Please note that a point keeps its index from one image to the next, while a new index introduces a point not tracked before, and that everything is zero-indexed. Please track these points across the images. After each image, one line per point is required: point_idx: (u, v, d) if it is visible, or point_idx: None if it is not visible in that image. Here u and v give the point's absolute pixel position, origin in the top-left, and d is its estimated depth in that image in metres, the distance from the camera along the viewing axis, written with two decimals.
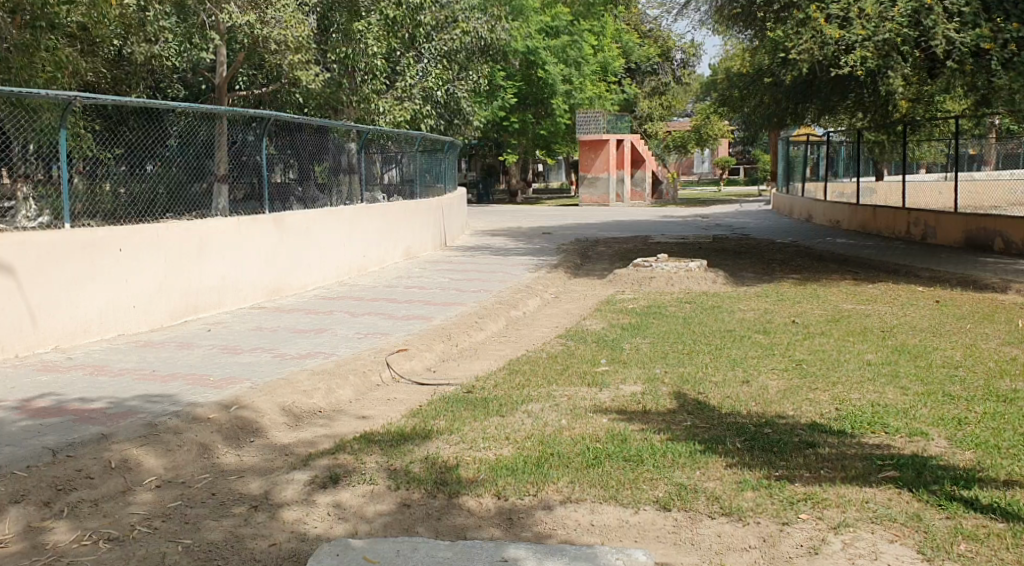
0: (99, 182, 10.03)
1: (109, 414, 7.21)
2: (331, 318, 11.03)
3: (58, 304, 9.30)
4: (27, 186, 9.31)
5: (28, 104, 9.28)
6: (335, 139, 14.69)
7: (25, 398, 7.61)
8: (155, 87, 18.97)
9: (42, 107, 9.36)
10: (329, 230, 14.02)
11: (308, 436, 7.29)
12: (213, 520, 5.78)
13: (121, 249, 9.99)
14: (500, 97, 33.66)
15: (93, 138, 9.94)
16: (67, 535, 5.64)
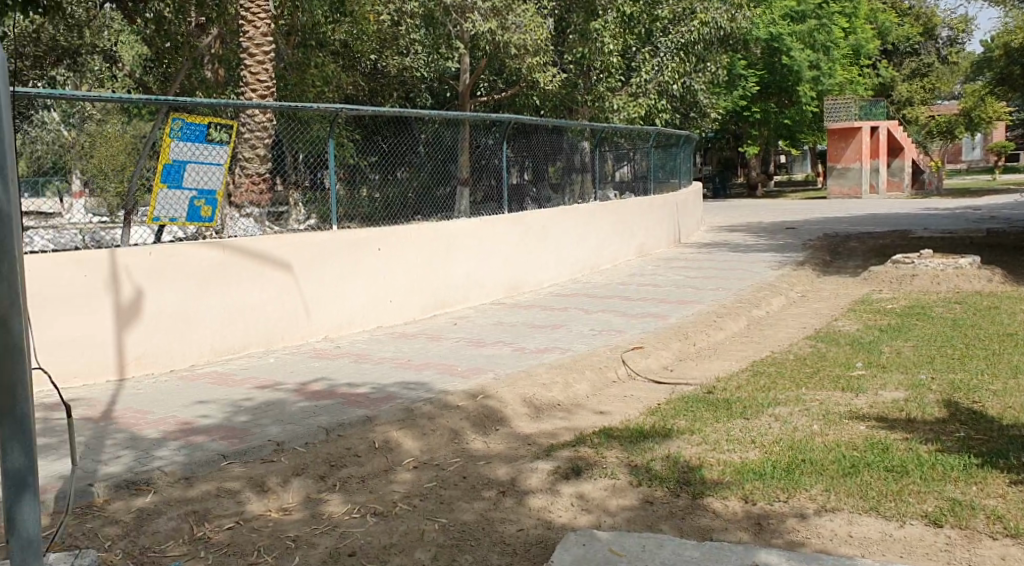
0: (357, 188, 10.73)
1: (372, 398, 7.92)
2: (568, 314, 11.23)
3: (329, 298, 10.27)
4: (298, 193, 10.17)
5: (301, 116, 10.15)
6: (569, 139, 14.89)
7: (303, 382, 8.55)
8: (405, 98, 20.06)
9: (312, 119, 10.19)
10: (567, 227, 14.38)
11: (549, 428, 7.52)
12: (466, 502, 6.22)
13: (379, 249, 10.79)
14: (741, 87, 32.71)
15: (353, 147, 10.67)
16: (341, 507, 6.27)
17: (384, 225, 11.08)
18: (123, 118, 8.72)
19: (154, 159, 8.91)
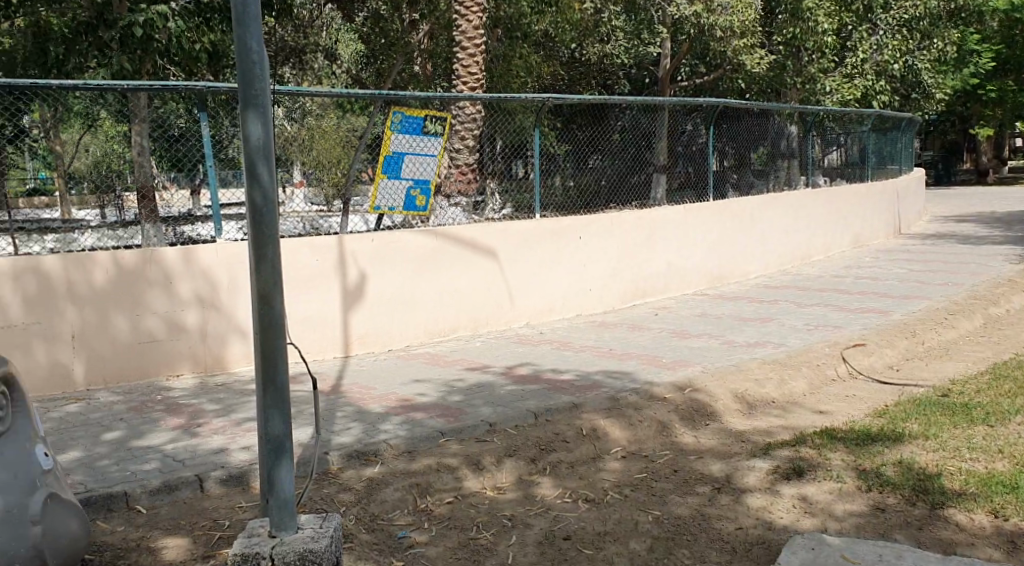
0: (552, 176, 10.70)
1: (578, 385, 7.92)
2: (778, 307, 10.84)
3: (531, 285, 10.38)
4: (496, 182, 10.22)
5: (506, 106, 10.23)
6: (777, 122, 14.33)
7: (509, 366, 8.70)
8: (605, 85, 19.98)
9: (517, 109, 10.28)
10: (776, 215, 13.89)
11: (764, 426, 7.28)
12: (679, 496, 6.12)
13: (581, 237, 10.78)
14: (973, 63, 31.30)
15: (553, 136, 10.65)
16: (552, 491, 6.37)
17: (574, 214, 10.98)
18: (338, 113, 9.08)
19: (371, 159, 9.28)
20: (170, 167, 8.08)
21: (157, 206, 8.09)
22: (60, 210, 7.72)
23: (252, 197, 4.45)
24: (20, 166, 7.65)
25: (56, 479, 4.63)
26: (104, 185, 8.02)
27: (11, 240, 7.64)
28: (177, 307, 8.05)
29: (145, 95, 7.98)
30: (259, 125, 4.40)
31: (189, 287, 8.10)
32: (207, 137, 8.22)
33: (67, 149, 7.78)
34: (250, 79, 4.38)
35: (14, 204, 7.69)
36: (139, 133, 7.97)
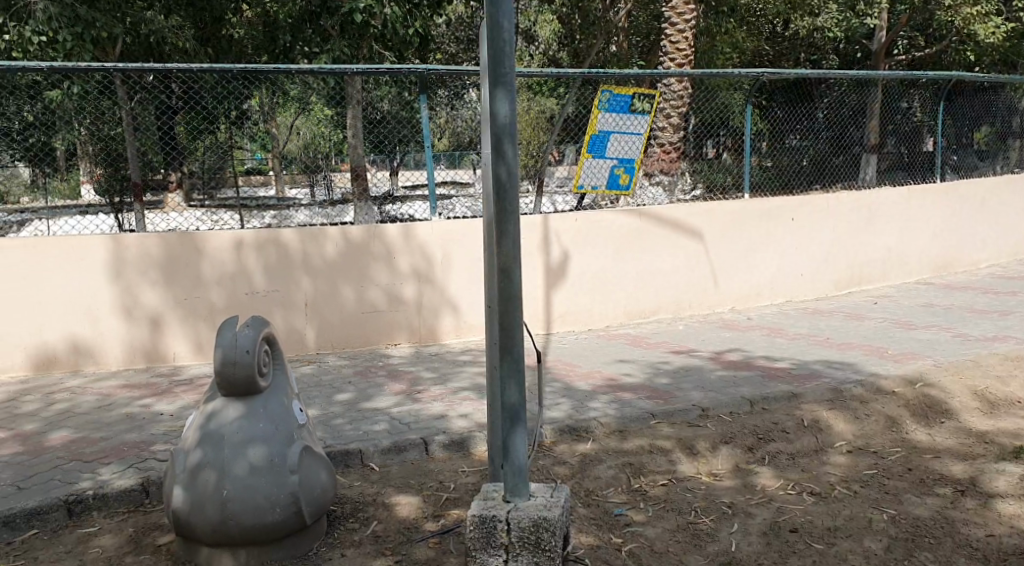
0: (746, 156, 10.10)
1: (795, 374, 7.54)
2: (1016, 299, 10.01)
3: (738, 267, 10.00)
4: (687, 162, 9.91)
5: (706, 84, 9.94)
6: (1007, 97, 13.10)
7: (718, 350, 8.40)
8: (813, 60, 19.12)
9: (718, 87, 9.94)
10: (1012, 199, 12.79)
11: (1009, 427, 6.72)
12: (917, 496, 5.71)
13: (793, 219, 10.29)
14: None
15: (759, 116, 10.16)
16: (774, 481, 6.07)
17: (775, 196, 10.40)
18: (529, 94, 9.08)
19: (577, 146, 9.24)
20: (373, 150, 8.22)
21: (368, 185, 8.25)
22: (276, 189, 8.09)
23: (498, 171, 4.46)
24: (240, 146, 8.06)
25: (310, 434, 4.85)
26: (314, 165, 8.12)
27: (237, 216, 8.00)
28: (398, 281, 8.23)
29: (360, 78, 8.11)
30: (507, 103, 4.42)
31: (408, 261, 8.26)
32: (425, 119, 8.29)
33: (281, 132, 8.01)
34: (500, 58, 4.42)
35: (238, 182, 8.11)
36: (352, 115, 8.11)
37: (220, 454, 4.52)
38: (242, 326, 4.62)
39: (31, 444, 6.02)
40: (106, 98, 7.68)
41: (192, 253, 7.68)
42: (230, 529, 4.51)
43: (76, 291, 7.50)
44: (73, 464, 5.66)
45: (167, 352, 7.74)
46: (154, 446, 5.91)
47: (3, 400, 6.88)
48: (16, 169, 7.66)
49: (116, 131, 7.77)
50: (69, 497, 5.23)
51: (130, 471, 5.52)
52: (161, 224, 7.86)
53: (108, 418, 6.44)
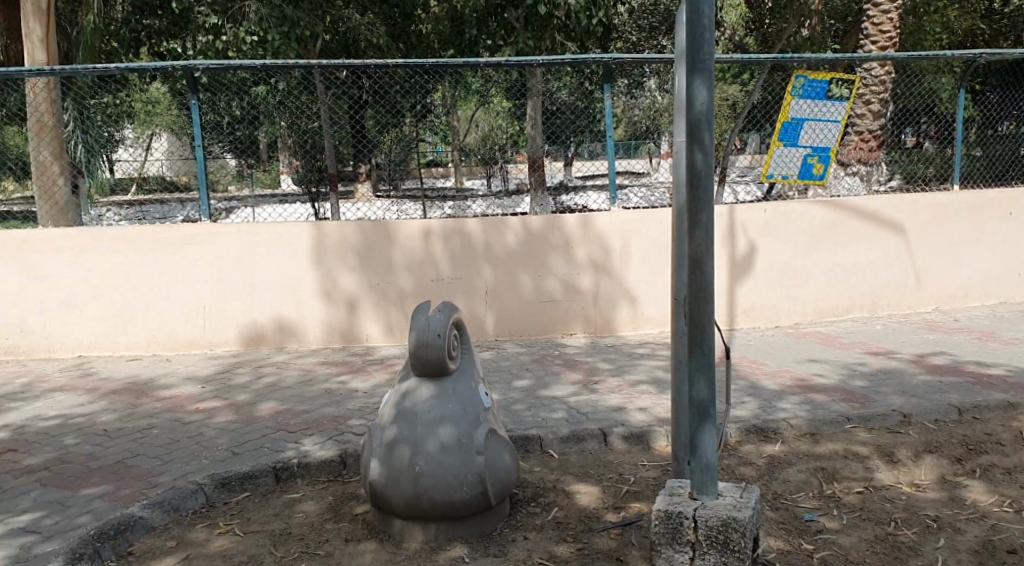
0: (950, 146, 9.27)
1: (1012, 383, 6.84)
2: None
3: (944, 264, 9.24)
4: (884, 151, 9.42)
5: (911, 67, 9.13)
6: None
7: (920, 353, 7.75)
8: None
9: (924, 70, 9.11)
10: None
11: None
12: None
13: (1010, 214, 9.39)
14: None
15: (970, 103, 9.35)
16: (986, 496, 5.47)
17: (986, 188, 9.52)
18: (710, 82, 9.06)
19: (761, 133, 8.76)
20: (548, 139, 8.01)
21: (545, 176, 8.06)
22: (455, 180, 8.02)
23: (693, 159, 4.18)
24: (422, 138, 7.99)
25: (495, 417, 4.72)
26: (491, 158, 8.02)
27: (420, 205, 8.02)
28: (577, 271, 7.99)
29: (542, 69, 7.84)
30: (706, 90, 4.14)
31: (585, 251, 7.99)
32: (608, 109, 7.96)
33: (461, 124, 7.94)
34: (698, 41, 4.14)
35: (420, 173, 8.07)
36: (532, 106, 7.94)
37: (414, 431, 4.48)
38: (434, 311, 4.58)
39: (243, 413, 6.22)
40: (306, 94, 7.79)
41: (384, 241, 7.71)
42: (422, 504, 4.47)
43: (283, 273, 7.67)
44: (280, 434, 5.81)
45: (360, 333, 7.83)
46: (351, 421, 5.98)
47: (219, 371, 7.17)
48: (223, 160, 7.75)
49: (313, 123, 7.88)
50: (278, 464, 5.36)
51: (330, 443, 5.61)
52: (353, 214, 7.98)
53: (310, 392, 6.57)
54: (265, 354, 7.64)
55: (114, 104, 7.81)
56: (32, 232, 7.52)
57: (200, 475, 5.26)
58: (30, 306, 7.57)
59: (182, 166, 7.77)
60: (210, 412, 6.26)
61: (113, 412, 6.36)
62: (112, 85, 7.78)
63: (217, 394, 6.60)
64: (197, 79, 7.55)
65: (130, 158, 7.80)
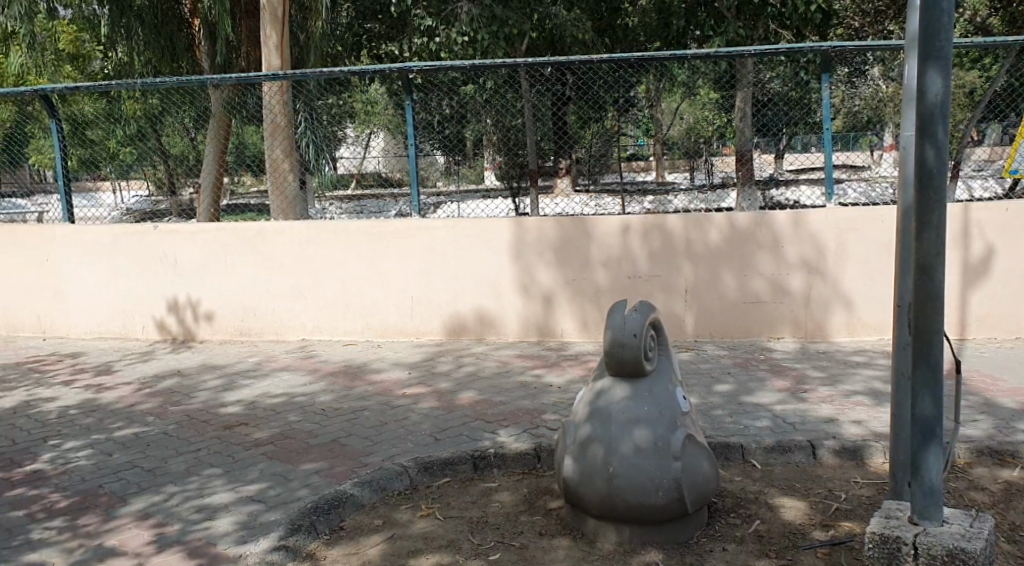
0: None
1: None
2: None
3: None
4: None
5: None
6: None
7: None
8: None
9: None
10: None
11: None
12: None
13: None
14: None
15: None
16: None
17: None
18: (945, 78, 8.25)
19: (1004, 123, 7.99)
20: (757, 132, 7.64)
21: (753, 170, 7.76)
22: (656, 174, 7.77)
23: (923, 153, 3.77)
24: (624, 132, 7.82)
25: (694, 422, 4.49)
26: (695, 151, 7.86)
27: (619, 200, 7.82)
28: (785, 270, 7.45)
29: (753, 60, 7.42)
30: (941, 80, 3.72)
31: (796, 250, 7.42)
32: (826, 99, 7.34)
33: (665, 117, 7.74)
34: (934, 28, 3.72)
35: (620, 168, 7.82)
36: (742, 99, 7.62)
37: (608, 430, 4.32)
38: (632, 310, 4.39)
39: (444, 400, 6.27)
40: (512, 90, 7.71)
41: (582, 236, 7.52)
42: (615, 505, 4.30)
43: (483, 265, 7.64)
44: (479, 423, 5.80)
45: (556, 328, 7.67)
46: (547, 415, 5.88)
47: (424, 358, 7.28)
48: (434, 157, 7.75)
49: (518, 121, 7.77)
50: (475, 452, 5.32)
51: (525, 436, 5.54)
52: (553, 210, 7.85)
53: (507, 384, 6.54)
54: (470, 343, 7.70)
55: (338, 104, 7.97)
56: (264, 225, 7.96)
57: (405, 460, 5.33)
58: (262, 292, 8.05)
59: (397, 162, 7.78)
60: (415, 398, 6.36)
61: (329, 393, 6.59)
62: (338, 87, 7.93)
63: (421, 381, 6.70)
64: (412, 81, 7.60)
65: (352, 155, 8.00)
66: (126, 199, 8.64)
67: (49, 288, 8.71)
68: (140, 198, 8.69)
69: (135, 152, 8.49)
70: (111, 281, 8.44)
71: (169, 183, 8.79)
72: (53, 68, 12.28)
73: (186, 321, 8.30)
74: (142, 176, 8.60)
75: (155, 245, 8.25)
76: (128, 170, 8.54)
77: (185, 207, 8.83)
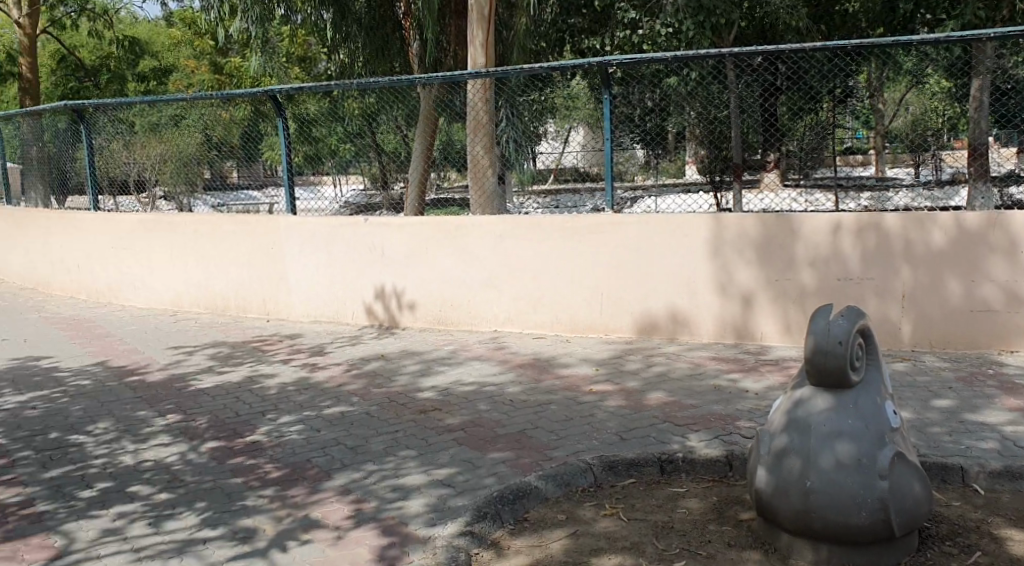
0: None
1: None
2: None
3: None
4: None
5: None
6: None
7: None
8: None
9: None
10: None
11: None
12: None
13: None
14: None
15: None
16: None
17: None
18: None
19: None
20: (996, 124, 6.74)
21: (990, 164, 6.83)
22: (875, 169, 7.12)
23: None
24: (842, 124, 7.27)
25: (906, 439, 4.13)
26: (922, 145, 7.06)
27: (832, 196, 7.24)
28: (1022, 276, 6.67)
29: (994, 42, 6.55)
30: None
31: None
32: None
33: (888, 107, 7.07)
34: None
35: (835, 161, 7.36)
36: (978, 87, 6.73)
37: (806, 442, 4.04)
38: (837, 316, 4.09)
39: (633, 400, 6.11)
40: (718, 82, 7.40)
41: (787, 235, 7.10)
42: (813, 522, 4.02)
43: (680, 264, 7.40)
44: (668, 426, 5.62)
45: (754, 330, 7.31)
46: (741, 422, 5.62)
47: (614, 355, 7.15)
48: (633, 150, 7.59)
49: (723, 113, 7.50)
50: (663, 455, 5.14)
51: (717, 442, 5.31)
52: (757, 205, 7.35)
53: (699, 387, 6.31)
54: (663, 342, 7.49)
55: (539, 100, 7.95)
56: (465, 219, 8.07)
57: (592, 457, 5.22)
58: (460, 283, 8.16)
59: (594, 157, 7.73)
60: (603, 395, 6.24)
61: (519, 384, 6.57)
62: (540, 84, 7.91)
63: (611, 378, 6.58)
64: (611, 75, 7.50)
65: (550, 151, 7.92)
66: (344, 192, 8.92)
67: (274, 273, 9.25)
68: (356, 192, 8.92)
69: (354, 149, 8.87)
70: (326, 267, 8.86)
71: (382, 177, 8.91)
72: (280, 68, 13.05)
73: (390, 308, 8.56)
74: (358, 171, 8.94)
75: (367, 236, 8.57)
76: (347, 165, 8.93)
77: (395, 201, 8.77)
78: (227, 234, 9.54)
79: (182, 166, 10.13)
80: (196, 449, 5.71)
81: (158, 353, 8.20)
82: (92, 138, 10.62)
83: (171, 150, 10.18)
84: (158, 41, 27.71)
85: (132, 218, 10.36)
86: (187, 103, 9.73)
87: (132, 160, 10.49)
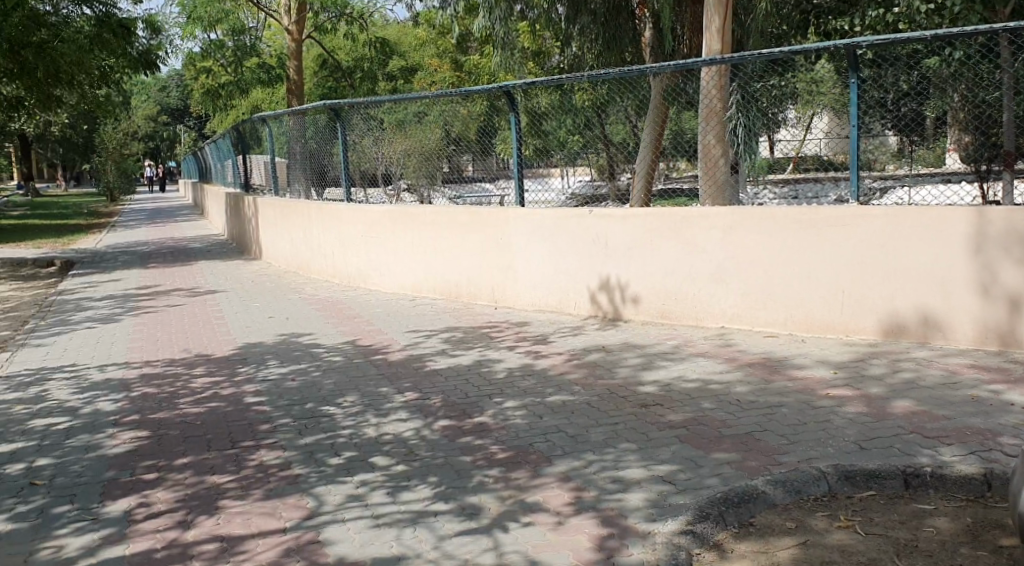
0: None
1: None
2: None
3: None
4: None
5: None
6: None
7: None
8: None
9: None
10: None
11: None
12: None
13: None
14: None
15: None
16: None
17: None
18: None
19: None
20: None
21: None
22: None
23: None
24: None
25: None
26: None
27: None
28: None
29: None
30: None
31: None
32: None
33: None
34: None
35: None
36: None
37: None
38: None
39: (875, 407, 5.69)
40: (988, 62, 6.65)
41: None
42: None
43: (931, 261, 6.78)
44: (915, 437, 5.18)
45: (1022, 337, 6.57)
46: (1001, 438, 5.10)
47: (854, 358, 6.71)
48: (884, 137, 7.08)
49: (996, 95, 6.65)
50: (908, 469, 4.73)
51: (972, 459, 4.83)
52: None
53: (952, 397, 5.79)
54: (910, 345, 6.95)
55: (779, 85, 7.59)
56: (692, 211, 7.83)
57: (826, 464, 4.90)
58: (685, 276, 7.94)
59: (840, 144, 7.29)
60: (842, 400, 5.85)
61: (748, 384, 6.29)
62: (780, 68, 7.56)
63: (850, 383, 6.17)
64: (861, 57, 7.09)
65: (789, 138, 7.51)
66: (571, 183, 8.80)
67: (504, 263, 9.40)
68: (583, 183, 8.79)
69: (582, 140, 8.72)
70: (551, 258, 8.89)
71: (609, 168, 8.74)
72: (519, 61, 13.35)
73: (614, 300, 8.47)
74: (587, 163, 8.77)
75: (592, 227, 8.51)
76: (576, 156, 8.76)
77: (622, 193, 8.64)
78: (461, 224, 9.80)
79: (422, 160, 10.34)
80: (429, 426, 5.86)
81: (399, 335, 8.53)
82: (347, 136, 11.30)
83: (415, 145, 10.39)
84: (405, 43, 29.24)
85: (379, 210, 10.87)
86: (431, 100, 9.95)
87: (380, 154, 10.94)
